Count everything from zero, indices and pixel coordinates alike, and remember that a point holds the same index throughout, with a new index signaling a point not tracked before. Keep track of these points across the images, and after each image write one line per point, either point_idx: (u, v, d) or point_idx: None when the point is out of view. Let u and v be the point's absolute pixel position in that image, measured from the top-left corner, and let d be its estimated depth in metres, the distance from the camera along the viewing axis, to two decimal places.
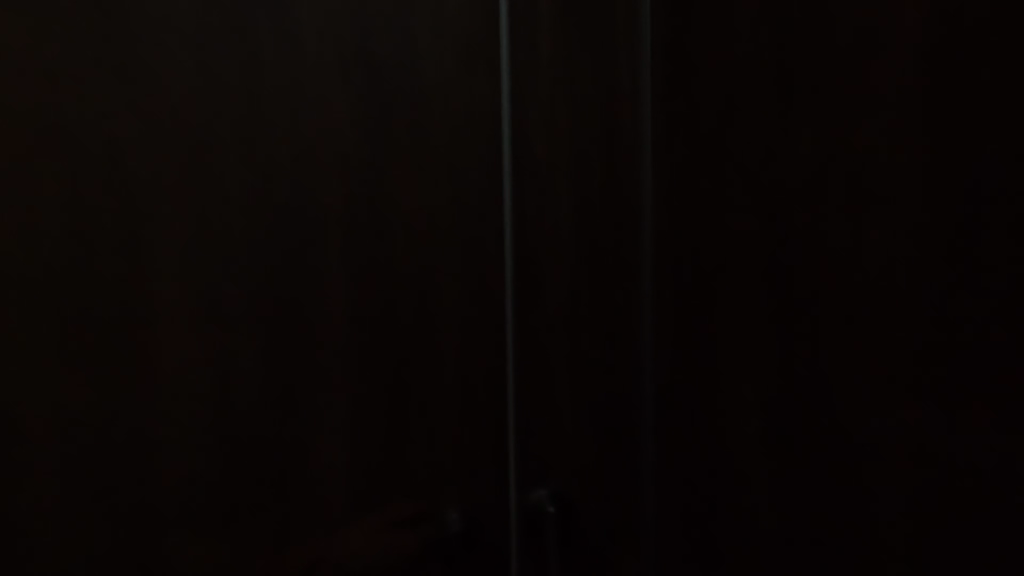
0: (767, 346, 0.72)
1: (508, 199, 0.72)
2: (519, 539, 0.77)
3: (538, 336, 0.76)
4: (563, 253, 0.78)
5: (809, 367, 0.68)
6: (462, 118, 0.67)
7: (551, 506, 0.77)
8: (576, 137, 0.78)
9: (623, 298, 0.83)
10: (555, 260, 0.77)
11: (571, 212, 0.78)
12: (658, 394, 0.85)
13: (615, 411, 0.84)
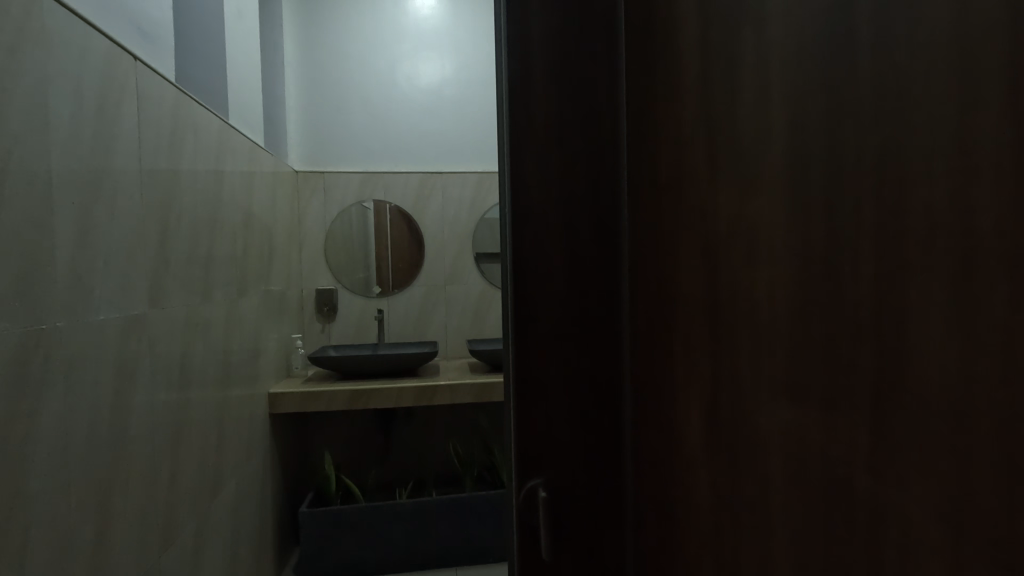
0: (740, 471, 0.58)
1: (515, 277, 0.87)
2: (525, 514, 0.88)
3: (538, 370, 0.86)
4: (550, 280, 0.86)
5: (751, 497, 0.56)
6: (516, 218, 0.86)
7: (542, 490, 0.86)
8: (563, 215, 0.86)
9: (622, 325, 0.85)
10: (550, 327, 0.86)
11: (562, 271, 0.86)
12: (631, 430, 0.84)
13: (589, 440, 0.87)
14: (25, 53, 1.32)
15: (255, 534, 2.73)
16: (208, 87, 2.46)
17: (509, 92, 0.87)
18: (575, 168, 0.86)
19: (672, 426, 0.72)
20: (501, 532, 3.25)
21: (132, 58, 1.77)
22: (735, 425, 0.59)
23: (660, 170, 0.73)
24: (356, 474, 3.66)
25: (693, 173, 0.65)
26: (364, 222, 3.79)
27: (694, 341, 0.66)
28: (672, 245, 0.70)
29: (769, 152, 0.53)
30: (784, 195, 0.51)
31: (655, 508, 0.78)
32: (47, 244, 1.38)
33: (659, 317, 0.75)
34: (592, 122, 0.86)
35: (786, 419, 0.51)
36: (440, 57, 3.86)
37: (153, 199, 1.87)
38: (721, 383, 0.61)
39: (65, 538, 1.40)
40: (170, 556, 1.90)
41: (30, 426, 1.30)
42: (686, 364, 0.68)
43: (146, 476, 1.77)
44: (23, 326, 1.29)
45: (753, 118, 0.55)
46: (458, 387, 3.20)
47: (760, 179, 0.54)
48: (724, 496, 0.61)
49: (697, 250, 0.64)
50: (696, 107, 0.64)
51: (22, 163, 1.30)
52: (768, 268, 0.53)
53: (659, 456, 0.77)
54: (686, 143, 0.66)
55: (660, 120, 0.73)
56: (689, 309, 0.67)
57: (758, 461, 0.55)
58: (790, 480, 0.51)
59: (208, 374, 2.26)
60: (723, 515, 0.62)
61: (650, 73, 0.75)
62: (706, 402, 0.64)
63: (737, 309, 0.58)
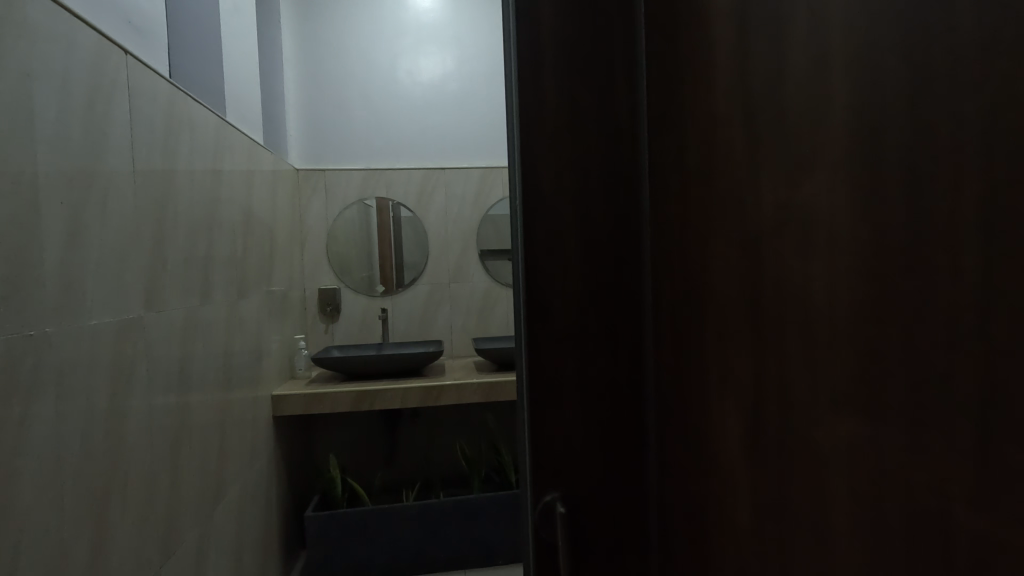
0: (787, 486, 0.52)
1: (524, 274, 0.80)
2: (540, 531, 0.81)
3: (553, 374, 0.80)
4: (566, 277, 0.79)
5: (801, 516, 0.50)
6: (527, 209, 0.79)
7: (559, 504, 0.79)
8: (578, 204, 0.79)
9: (644, 321, 0.79)
10: (564, 326, 0.80)
11: (578, 265, 0.80)
12: (653, 430, 0.79)
13: (609, 447, 0.80)
14: (7, 46, 1.26)
15: (260, 539, 2.68)
16: (203, 82, 2.39)
17: (517, 72, 0.79)
18: (590, 155, 0.79)
19: (705, 431, 0.66)
20: (511, 534, 3.19)
21: (124, 53, 1.71)
22: (784, 440, 0.53)
23: (689, 156, 0.67)
24: (362, 476, 3.61)
25: (730, 159, 0.58)
26: (366, 220, 3.72)
27: (731, 346, 0.59)
28: (703, 236, 0.64)
29: (825, 132, 0.46)
30: (846, 179, 0.44)
31: (686, 525, 0.72)
32: (35, 247, 1.32)
33: (689, 318, 0.69)
34: (607, 105, 0.79)
35: (851, 437, 0.44)
36: (440, 51, 3.78)
37: (148, 200, 1.81)
38: (765, 393, 0.55)
39: (59, 551, 1.34)
40: (172, 566, 1.85)
41: (19, 437, 1.24)
42: (723, 370, 0.61)
43: (145, 484, 1.71)
44: (9, 333, 1.23)
45: (805, 93, 0.48)
46: (465, 387, 3.14)
47: (809, 162, 0.48)
48: (770, 518, 0.55)
49: (736, 244, 0.58)
50: (730, 92, 0.58)
51: (6, 162, 1.24)
52: (822, 257, 0.47)
53: (691, 469, 0.70)
54: (720, 126, 0.60)
55: (690, 102, 0.66)
56: (725, 309, 0.60)
57: (814, 483, 0.49)
58: (855, 507, 0.44)
59: (208, 377, 2.20)
60: (770, 539, 0.55)
61: (675, 56, 0.69)
62: (748, 413, 0.58)
63: (785, 309, 0.51)
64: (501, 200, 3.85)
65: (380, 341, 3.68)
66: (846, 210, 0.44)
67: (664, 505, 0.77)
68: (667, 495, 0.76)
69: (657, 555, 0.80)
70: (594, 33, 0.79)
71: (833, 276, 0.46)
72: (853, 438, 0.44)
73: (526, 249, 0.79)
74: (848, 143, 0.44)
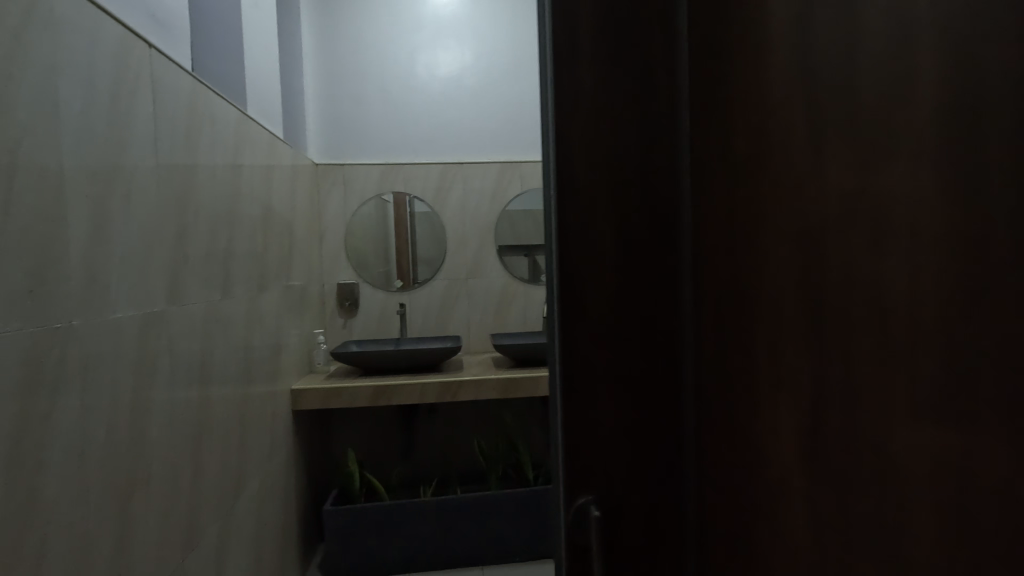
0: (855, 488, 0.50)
1: (559, 266, 0.76)
2: (572, 534, 0.78)
3: (588, 370, 0.76)
4: (602, 271, 0.76)
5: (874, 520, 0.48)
6: (562, 199, 0.75)
7: (593, 506, 0.76)
8: (614, 194, 0.76)
9: (682, 316, 0.76)
10: (600, 321, 0.76)
11: (614, 257, 0.76)
12: (691, 429, 0.76)
13: (644, 448, 0.77)
14: (34, 38, 1.26)
15: (279, 532, 2.69)
16: (224, 76, 2.39)
17: (552, 56, 0.76)
18: (627, 143, 0.76)
19: (755, 431, 0.63)
20: (528, 531, 3.17)
21: (147, 46, 1.71)
22: (848, 444, 0.50)
23: (741, 145, 0.64)
24: (379, 470, 3.61)
25: (793, 148, 0.55)
26: (384, 215, 3.72)
27: (786, 344, 0.57)
28: (756, 226, 0.61)
29: (912, 119, 0.44)
30: (941, 166, 0.42)
31: (731, 532, 0.68)
32: (61, 240, 1.32)
33: (736, 315, 0.65)
34: (645, 91, 0.75)
35: (937, 440, 0.42)
36: (459, 44, 3.75)
37: (170, 193, 1.81)
38: (825, 395, 0.52)
39: (83, 544, 1.35)
40: (193, 558, 1.86)
41: (45, 430, 1.25)
42: (776, 371, 0.59)
43: (167, 478, 1.72)
44: (34, 326, 1.24)
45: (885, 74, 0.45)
46: (483, 382, 3.12)
47: (890, 150, 0.46)
48: (829, 524, 0.53)
49: (793, 239, 0.56)
50: (794, 81, 0.56)
51: (32, 153, 1.24)
52: (905, 248, 0.44)
53: (737, 473, 0.67)
54: (781, 112, 0.57)
55: (745, 86, 0.63)
56: (780, 307, 0.58)
57: (887, 488, 0.46)
58: (941, 512, 0.42)
59: (228, 372, 2.20)
60: (833, 547, 0.52)
61: (725, 45, 0.66)
62: (805, 415, 0.55)
63: (857, 303, 0.49)
64: (519, 195, 3.81)
65: (398, 336, 3.68)
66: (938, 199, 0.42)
67: (704, 511, 0.73)
68: (708, 501, 0.72)
69: (695, 566, 0.76)
70: (632, 16, 0.75)
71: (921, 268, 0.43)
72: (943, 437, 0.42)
73: (560, 240, 0.76)
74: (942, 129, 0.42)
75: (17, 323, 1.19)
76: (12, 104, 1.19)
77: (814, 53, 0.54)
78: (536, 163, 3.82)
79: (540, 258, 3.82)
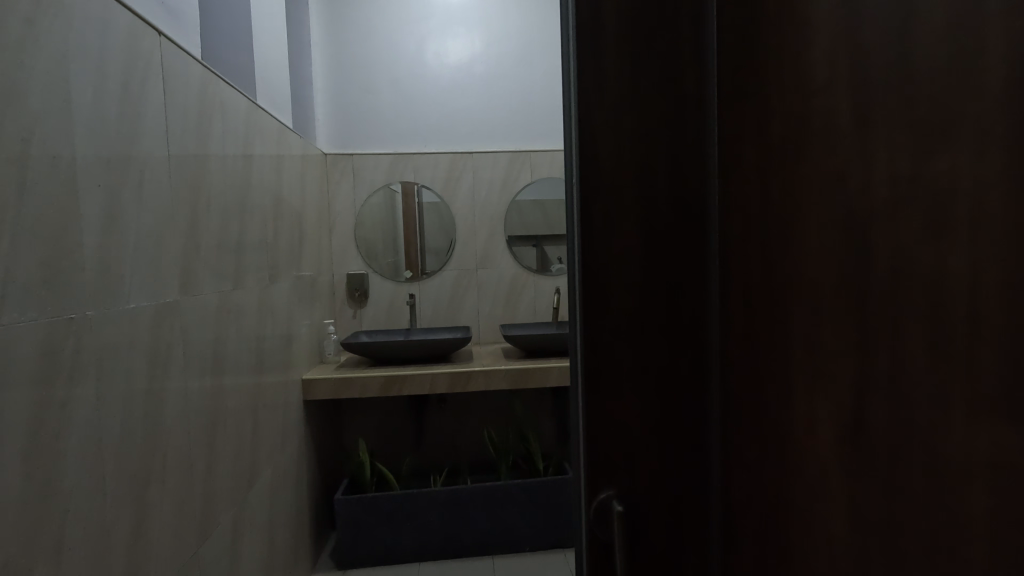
0: (901, 486, 0.48)
1: (581, 256, 0.74)
2: (594, 530, 0.76)
3: (612, 363, 0.74)
4: (626, 262, 0.74)
5: (920, 519, 0.46)
6: (588, 187, 0.73)
7: (618, 502, 0.74)
8: (642, 180, 0.73)
9: (709, 304, 0.74)
10: (623, 311, 0.74)
11: (639, 246, 0.74)
12: (717, 420, 0.74)
13: (670, 442, 0.74)
14: (45, 26, 1.25)
15: (292, 521, 2.71)
16: (235, 65, 2.37)
17: (577, 39, 0.73)
18: (655, 129, 0.73)
19: (794, 424, 0.61)
20: (538, 521, 3.17)
21: (157, 34, 1.69)
22: (893, 441, 0.48)
23: (778, 131, 0.62)
24: (390, 459, 3.63)
25: (838, 133, 0.53)
26: (392, 205, 3.70)
27: (825, 336, 0.56)
28: (798, 215, 0.59)
29: (974, 98, 0.40)
30: (996, 150, 0.39)
31: (762, 526, 0.67)
32: (73, 230, 1.31)
33: (771, 305, 0.64)
34: (674, 78, 0.73)
35: (997, 444, 0.40)
36: (468, 32, 3.71)
37: (182, 184, 1.80)
38: (867, 388, 0.51)
39: (100, 534, 1.35)
40: (208, 548, 1.87)
41: (61, 421, 1.25)
42: (816, 363, 0.58)
43: (183, 468, 1.73)
44: (50, 316, 1.23)
45: (945, 52, 0.42)
46: (493, 372, 3.11)
47: (941, 134, 0.43)
48: (874, 521, 0.51)
49: (835, 227, 0.54)
50: (836, 70, 0.54)
51: (44, 143, 1.23)
52: (959, 236, 0.42)
53: (770, 468, 0.65)
54: (826, 95, 0.55)
55: (783, 70, 0.61)
56: (821, 298, 0.56)
57: (939, 491, 0.44)
58: (996, 517, 0.40)
59: (242, 362, 2.21)
60: (872, 544, 0.51)
61: (761, 35, 0.64)
62: (847, 408, 0.54)
63: (906, 293, 0.46)
64: (529, 185, 3.78)
65: (408, 327, 3.68)
66: (996, 186, 0.39)
67: (733, 506, 0.72)
68: (737, 495, 0.71)
69: (720, 560, 0.75)
70: (660, 3, 0.73)
71: (978, 258, 0.41)
72: (998, 435, 0.40)
73: (583, 229, 0.73)
74: (996, 113, 0.39)
75: (35, 313, 1.19)
76: (26, 93, 1.18)
77: (853, 42, 0.51)
78: (547, 153, 3.78)
79: (549, 248, 3.80)
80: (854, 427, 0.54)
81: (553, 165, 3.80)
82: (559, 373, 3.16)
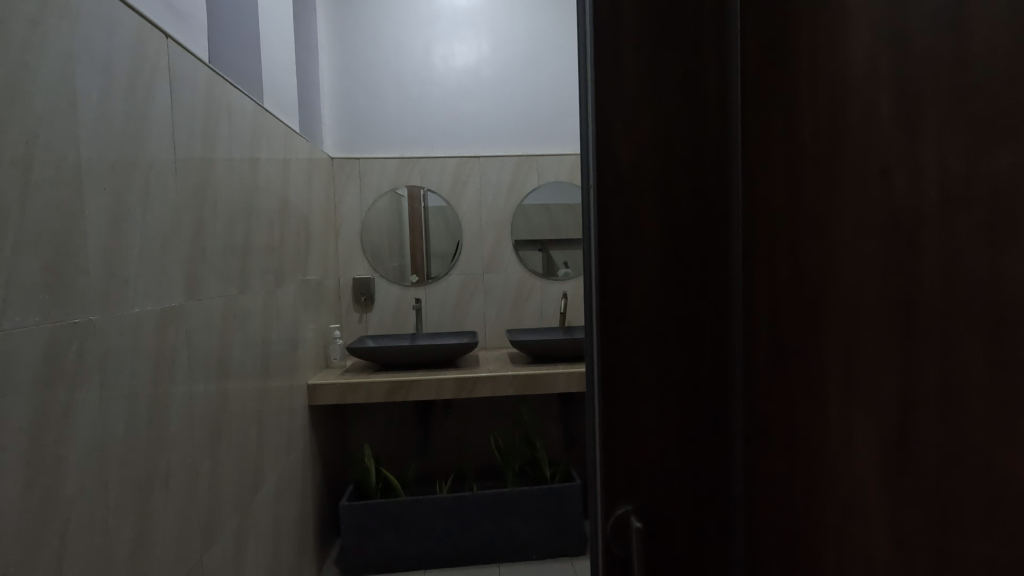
0: (953, 502, 0.44)
1: (596, 257, 0.71)
2: (608, 545, 0.72)
3: (630, 370, 0.70)
4: (643, 265, 0.70)
5: (975, 536, 0.42)
6: (605, 187, 0.70)
7: (635, 518, 0.70)
8: (661, 179, 0.70)
9: (730, 308, 0.71)
10: (641, 317, 0.70)
11: (657, 247, 0.70)
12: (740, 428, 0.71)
13: (690, 451, 0.71)
14: (50, 27, 1.23)
15: (296, 527, 2.68)
16: (241, 69, 2.36)
17: (593, 34, 0.70)
18: (674, 128, 0.70)
19: (828, 432, 0.58)
20: (543, 529, 3.13)
21: (164, 36, 1.68)
22: (942, 459, 0.45)
23: (808, 132, 0.59)
24: (395, 465, 3.60)
25: (877, 134, 0.51)
26: (398, 209, 3.68)
27: (862, 344, 0.53)
28: (833, 217, 0.56)
29: None
30: None
31: (790, 539, 0.64)
32: (78, 233, 1.30)
33: (800, 313, 0.61)
34: (695, 78, 0.70)
35: None
36: (475, 36, 3.69)
37: (188, 186, 1.79)
38: (912, 400, 0.48)
39: (103, 542, 1.33)
40: (211, 555, 1.84)
41: (64, 426, 1.22)
42: (852, 374, 0.55)
43: (187, 474, 1.70)
44: (53, 320, 1.21)
45: (1000, 40, 0.39)
46: (499, 378, 3.07)
47: (996, 128, 0.40)
48: (920, 539, 0.47)
49: (874, 231, 0.51)
50: (875, 69, 0.51)
51: (49, 144, 1.21)
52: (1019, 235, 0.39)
53: (800, 478, 0.62)
54: (864, 93, 0.52)
55: (815, 69, 0.58)
56: (857, 306, 0.53)
57: (1001, 514, 0.40)
58: None
59: (247, 367, 2.19)
60: (917, 566, 0.48)
61: (792, 35, 0.61)
62: (887, 420, 0.51)
63: (957, 294, 0.43)
64: (535, 189, 3.76)
65: (413, 332, 3.65)
66: None
67: (758, 520, 0.69)
68: (761, 509, 0.68)
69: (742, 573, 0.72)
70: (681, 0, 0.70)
71: None
72: None
73: (598, 230, 0.70)
74: None
75: (36, 317, 1.17)
76: (32, 93, 1.17)
77: (893, 41, 0.49)
78: (553, 157, 3.76)
79: (555, 253, 3.77)
80: (892, 437, 0.51)
81: (560, 169, 3.78)
82: (566, 379, 3.12)
